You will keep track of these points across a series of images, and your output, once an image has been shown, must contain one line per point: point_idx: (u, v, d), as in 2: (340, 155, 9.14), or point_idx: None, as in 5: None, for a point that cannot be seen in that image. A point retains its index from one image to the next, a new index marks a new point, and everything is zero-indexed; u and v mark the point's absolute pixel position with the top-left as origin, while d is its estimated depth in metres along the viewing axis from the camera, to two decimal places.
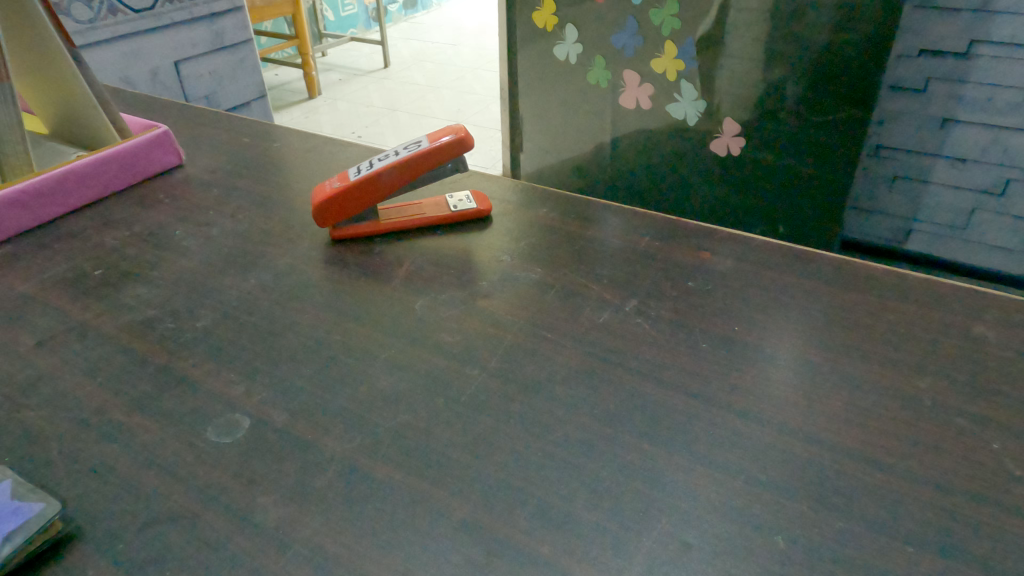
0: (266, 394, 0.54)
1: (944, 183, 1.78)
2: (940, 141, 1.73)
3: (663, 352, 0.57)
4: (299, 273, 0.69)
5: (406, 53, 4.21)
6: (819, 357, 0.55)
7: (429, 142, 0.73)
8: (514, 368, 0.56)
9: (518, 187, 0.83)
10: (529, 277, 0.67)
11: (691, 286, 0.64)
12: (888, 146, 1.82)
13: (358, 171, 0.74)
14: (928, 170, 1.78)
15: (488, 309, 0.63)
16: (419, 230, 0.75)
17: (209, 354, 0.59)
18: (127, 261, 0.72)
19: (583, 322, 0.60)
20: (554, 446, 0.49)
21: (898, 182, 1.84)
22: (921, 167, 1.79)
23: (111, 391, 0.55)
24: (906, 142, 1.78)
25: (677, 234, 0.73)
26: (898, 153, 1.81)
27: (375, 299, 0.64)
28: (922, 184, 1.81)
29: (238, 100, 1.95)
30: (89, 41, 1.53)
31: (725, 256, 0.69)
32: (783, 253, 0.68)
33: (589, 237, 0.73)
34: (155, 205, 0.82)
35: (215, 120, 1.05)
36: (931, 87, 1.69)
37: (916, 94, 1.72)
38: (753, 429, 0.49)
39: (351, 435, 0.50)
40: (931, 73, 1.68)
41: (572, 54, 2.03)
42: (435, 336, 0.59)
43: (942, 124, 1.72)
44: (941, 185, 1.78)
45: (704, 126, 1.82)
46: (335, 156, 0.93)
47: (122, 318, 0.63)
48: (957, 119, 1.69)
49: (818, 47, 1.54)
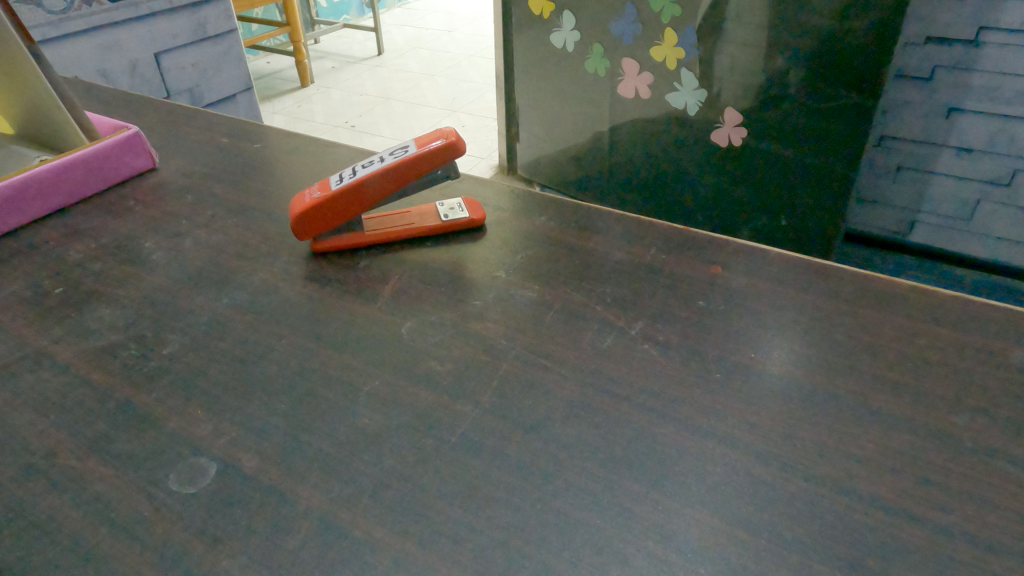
0: (236, 434, 0.49)
1: (949, 174, 1.74)
2: (946, 131, 1.68)
3: (674, 384, 0.51)
4: (277, 291, 0.63)
5: (401, 39, 4.14)
6: (845, 389, 0.50)
7: (417, 147, 0.67)
8: (511, 403, 0.50)
9: (514, 192, 0.78)
10: (526, 295, 0.61)
11: (702, 306, 0.59)
12: (891, 137, 1.77)
13: (340, 179, 0.68)
14: (932, 161, 1.74)
15: (481, 332, 0.57)
16: (406, 242, 0.70)
17: (175, 386, 0.53)
18: (90, 278, 0.66)
19: (585, 349, 0.55)
20: (554, 497, 0.44)
21: (902, 173, 1.80)
22: (926, 158, 1.74)
23: (65, 432, 0.50)
24: (910, 132, 1.73)
25: (685, 246, 0.67)
26: (903, 143, 1.76)
27: (359, 322, 0.59)
28: (926, 175, 1.77)
29: (223, 93, 1.88)
30: (62, 33, 1.46)
31: (739, 272, 0.64)
32: (799, 268, 0.64)
33: (592, 249, 0.68)
34: (124, 213, 0.77)
35: (193, 119, 0.99)
36: (937, 76, 1.63)
37: (921, 83, 1.66)
38: (775, 476, 0.44)
39: (328, 484, 0.45)
40: (937, 61, 1.62)
41: (569, 41, 2.00)
42: (424, 365, 0.54)
43: (948, 114, 1.66)
44: (946, 176, 1.74)
45: (705, 116, 1.77)
46: (319, 157, 0.87)
47: (82, 344, 0.58)
48: (963, 109, 1.64)
49: (820, 35, 1.46)
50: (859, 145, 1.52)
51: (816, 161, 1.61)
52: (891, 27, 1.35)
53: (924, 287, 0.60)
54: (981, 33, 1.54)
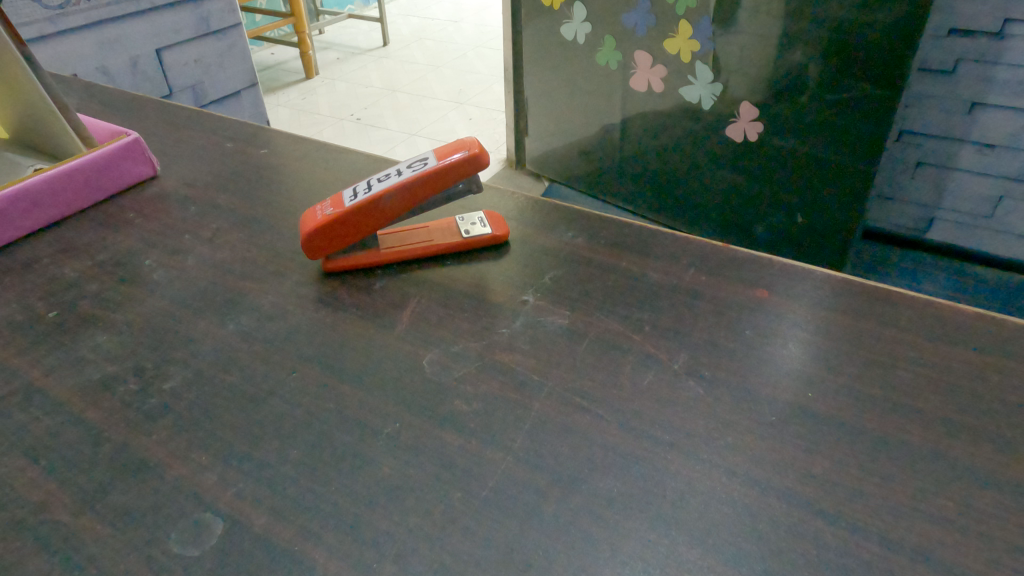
0: (244, 485, 0.45)
1: (970, 170, 1.69)
2: (968, 126, 1.63)
3: (725, 429, 0.47)
4: (286, 316, 0.59)
5: (407, 29, 4.08)
6: (916, 435, 0.46)
7: (437, 160, 0.62)
8: (547, 450, 0.46)
9: (536, 203, 0.73)
10: (556, 322, 0.57)
11: (748, 335, 0.55)
12: (911, 131, 1.71)
13: (354, 194, 0.63)
14: (953, 156, 1.69)
15: (509, 366, 0.53)
16: (424, 260, 0.65)
17: (177, 427, 0.49)
18: (85, 300, 0.61)
19: (624, 386, 0.50)
20: (599, 566, 0.39)
21: (922, 168, 1.75)
22: (947, 153, 1.70)
23: (56, 482, 0.45)
24: (931, 127, 1.68)
25: (727, 266, 0.62)
26: (923, 138, 1.71)
27: (377, 352, 0.55)
28: (947, 171, 1.72)
29: (227, 90, 1.83)
30: (60, 28, 1.41)
31: (786, 297, 0.59)
32: (850, 291, 0.59)
33: (625, 269, 0.63)
34: (124, 226, 0.72)
35: (197, 122, 0.95)
36: (960, 69, 1.58)
37: (944, 77, 1.61)
38: (847, 542, 0.40)
39: (347, 547, 0.41)
40: (960, 54, 1.56)
41: (580, 33, 1.94)
42: (448, 405, 0.49)
43: (971, 108, 1.61)
44: (967, 172, 1.69)
45: (722, 110, 1.71)
46: (330, 165, 0.82)
47: (76, 377, 0.54)
48: (987, 103, 1.59)
49: (840, 28, 1.40)
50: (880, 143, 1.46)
51: (836, 158, 1.55)
52: (915, 19, 1.29)
53: (983, 312, 0.55)
54: (1007, 25, 1.48)
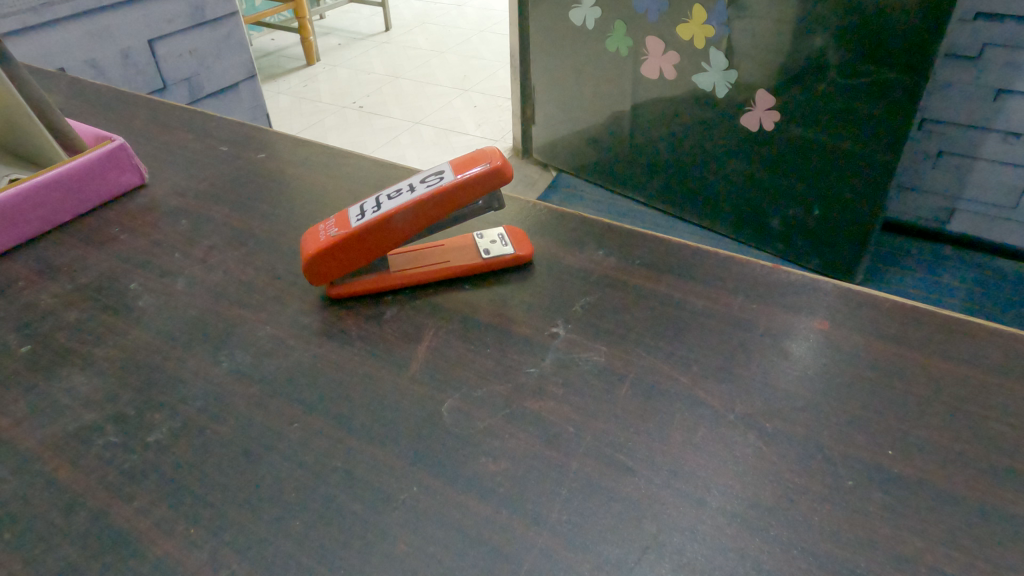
0: (240, 566, 0.38)
1: (994, 159, 1.61)
2: (993, 114, 1.55)
3: (795, 497, 0.40)
4: (285, 352, 0.52)
5: (408, 14, 3.98)
6: (1020, 507, 0.39)
7: (454, 174, 0.55)
8: (589, 525, 0.39)
9: (559, 216, 0.66)
10: (592, 361, 0.50)
11: (812, 379, 0.48)
12: (933, 120, 1.64)
13: (361, 213, 0.56)
14: (976, 146, 1.61)
15: (539, 414, 0.46)
16: (438, 284, 0.58)
17: (163, 491, 0.43)
18: (63, 332, 0.55)
19: (674, 441, 0.44)
20: None
21: (943, 158, 1.68)
22: (970, 142, 1.62)
23: (21, 562, 0.39)
24: (954, 115, 1.61)
25: (778, 291, 0.56)
26: (945, 127, 1.63)
27: (388, 396, 0.48)
28: (969, 161, 1.65)
29: (224, 82, 1.76)
30: (45, 19, 1.33)
31: (850, 329, 0.52)
32: (917, 321, 0.52)
33: (665, 295, 0.56)
34: (108, 244, 0.66)
35: (189, 122, 0.88)
36: (985, 54, 1.50)
37: (969, 63, 1.53)
38: None
39: None
40: (987, 38, 1.48)
41: (588, 18, 1.86)
42: (472, 464, 0.43)
43: (997, 96, 1.53)
44: (991, 161, 1.62)
45: (737, 98, 1.63)
46: (333, 171, 0.76)
47: (50, 426, 0.47)
48: (1013, 90, 1.51)
49: (864, 11, 1.32)
50: (903, 132, 1.38)
51: (859, 148, 1.47)
52: (948, 1, 1.20)
53: None
54: None
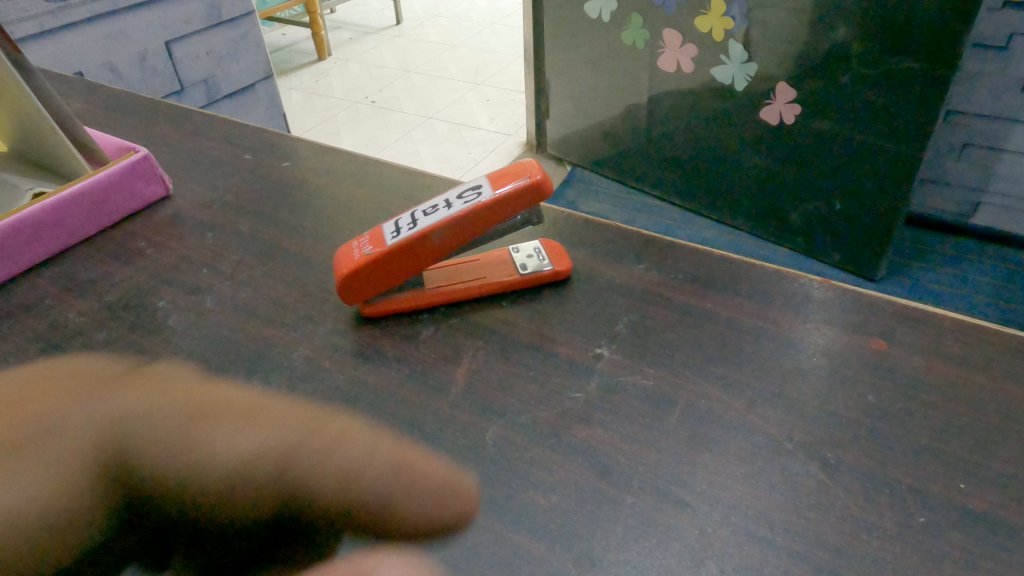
0: None
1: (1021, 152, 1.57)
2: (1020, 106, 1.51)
3: (863, 536, 0.38)
4: (321, 375, 0.51)
5: (419, 7, 3.95)
6: None
7: (492, 189, 0.53)
8: (647, 566, 0.38)
9: (594, 227, 0.64)
10: (641, 385, 0.48)
11: (872, 404, 0.46)
12: (958, 112, 1.60)
13: (396, 230, 0.54)
14: (1003, 138, 1.57)
15: (588, 443, 0.44)
16: (475, 302, 0.57)
17: (201, 527, 0.41)
18: (93, 353, 0.54)
19: (732, 474, 0.42)
20: None
21: (969, 150, 1.64)
22: (996, 135, 1.58)
23: None
24: (981, 107, 1.57)
25: (829, 307, 0.53)
26: (972, 119, 1.59)
27: (429, 424, 0.46)
28: (995, 153, 1.61)
29: (241, 82, 1.75)
30: (62, 23, 1.32)
31: (909, 349, 0.49)
32: (978, 340, 0.49)
33: (712, 313, 0.54)
34: (134, 258, 0.64)
35: (211, 128, 0.86)
36: (1013, 44, 1.46)
37: (996, 53, 1.49)
38: None
39: None
40: (1016, 28, 1.44)
41: (604, 11, 1.83)
42: (521, 497, 0.41)
43: None
44: (1017, 153, 1.58)
45: (757, 92, 1.60)
46: (359, 179, 0.74)
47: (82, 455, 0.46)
48: None
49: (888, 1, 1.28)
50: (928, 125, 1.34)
51: (882, 142, 1.43)
52: None
53: None
54: None
